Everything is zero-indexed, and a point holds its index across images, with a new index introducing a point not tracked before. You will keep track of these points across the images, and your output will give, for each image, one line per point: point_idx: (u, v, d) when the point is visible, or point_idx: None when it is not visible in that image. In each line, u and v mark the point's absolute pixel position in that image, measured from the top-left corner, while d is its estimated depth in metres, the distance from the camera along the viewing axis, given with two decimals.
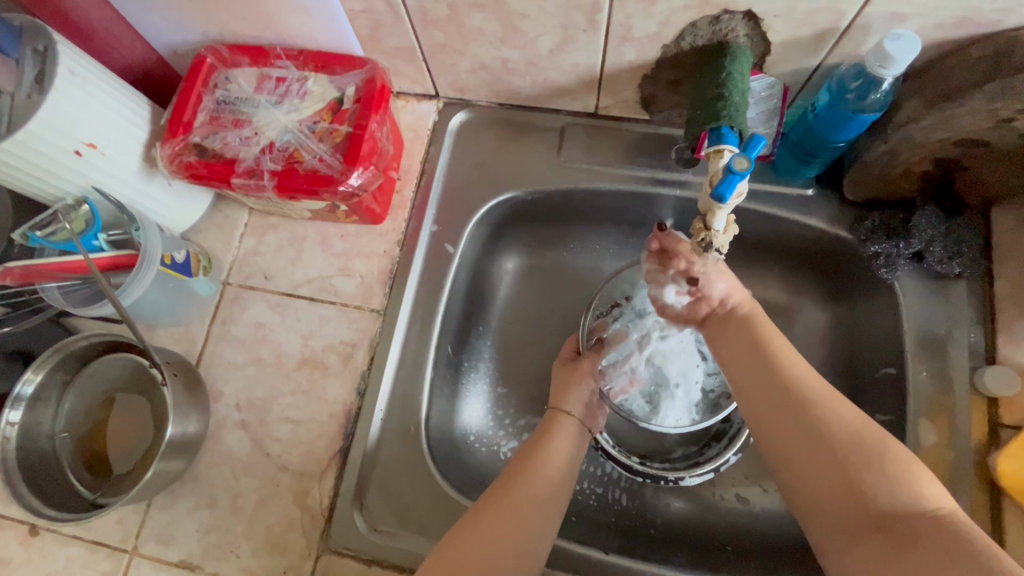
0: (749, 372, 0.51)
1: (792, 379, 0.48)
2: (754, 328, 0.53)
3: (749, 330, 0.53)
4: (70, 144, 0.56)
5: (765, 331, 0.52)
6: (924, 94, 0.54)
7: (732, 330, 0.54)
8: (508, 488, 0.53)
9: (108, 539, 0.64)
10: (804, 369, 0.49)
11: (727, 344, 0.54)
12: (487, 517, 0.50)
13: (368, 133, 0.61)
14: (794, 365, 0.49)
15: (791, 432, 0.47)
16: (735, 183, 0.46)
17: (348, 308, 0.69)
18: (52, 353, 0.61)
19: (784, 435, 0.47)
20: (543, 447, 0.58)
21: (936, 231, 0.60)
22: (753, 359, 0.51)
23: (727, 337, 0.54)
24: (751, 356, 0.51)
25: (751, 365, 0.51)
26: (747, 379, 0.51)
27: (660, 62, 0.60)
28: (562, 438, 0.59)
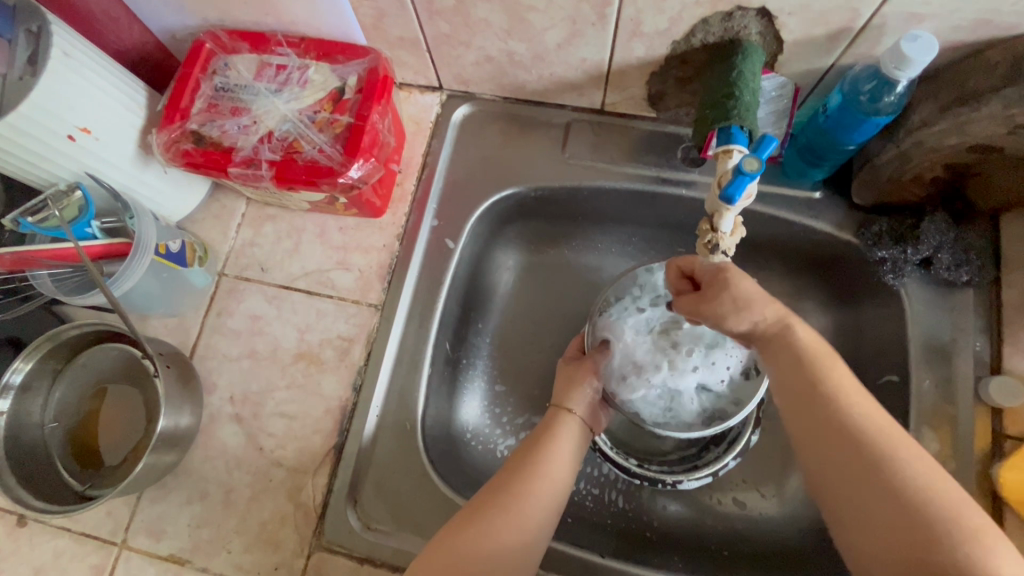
0: (797, 403, 0.46)
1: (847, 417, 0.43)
2: (804, 355, 0.46)
3: (797, 355, 0.47)
4: (63, 128, 0.55)
5: (818, 358, 0.46)
6: (938, 98, 0.52)
7: (779, 353, 0.48)
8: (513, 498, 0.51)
9: (97, 531, 0.63)
10: (863, 405, 0.44)
11: (774, 370, 0.48)
12: (490, 521, 0.49)
13: (369, 125, 0.60)
14: (844, 397, 0.44)
15: (837, 472, 0.43)
16: (745, 185, 0.45)
17: (345, 302, 0.68)
18: (42, 341, 0.60)
19: (829, 475, 0.43)
20: (545, 449, 0.56)
21: (945, 237, 0.59)
22: (803, 391, 0.46)
23: (771, 361, 0.48)
24: (800, 386, 0.46)
25: (798, 395, 0.46)
26: (794, 408, 0.46)
27: (669, 59, 0.59)
28: (565, 442, 0.57)
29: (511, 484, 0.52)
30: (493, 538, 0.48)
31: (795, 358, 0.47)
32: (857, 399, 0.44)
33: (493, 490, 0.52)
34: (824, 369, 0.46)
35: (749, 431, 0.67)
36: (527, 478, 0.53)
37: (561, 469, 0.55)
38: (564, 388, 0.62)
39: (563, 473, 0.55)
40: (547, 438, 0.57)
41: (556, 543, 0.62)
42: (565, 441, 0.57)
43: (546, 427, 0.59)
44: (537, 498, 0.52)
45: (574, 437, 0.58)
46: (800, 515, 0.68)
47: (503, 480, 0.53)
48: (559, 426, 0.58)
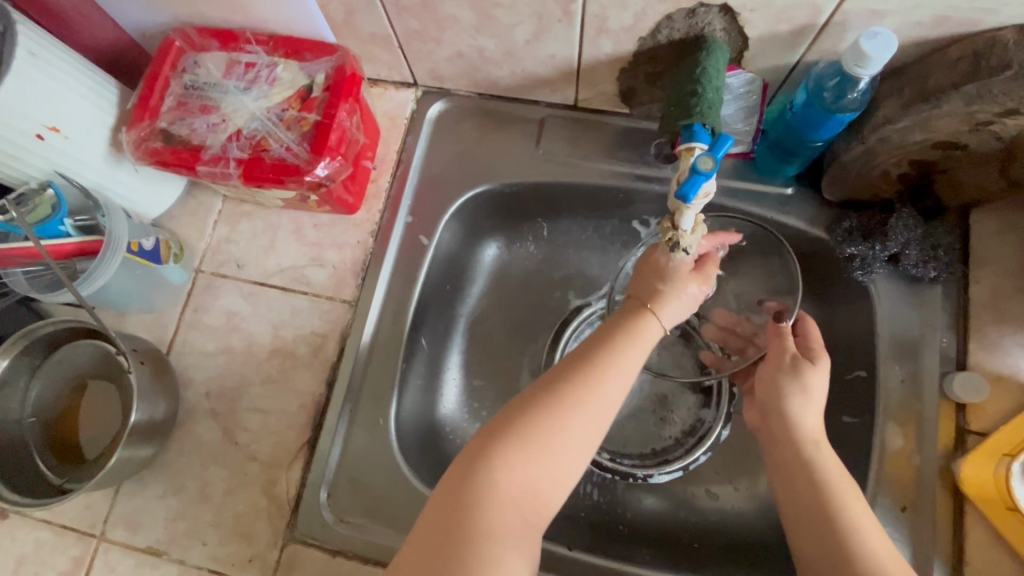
0: (803, 517, 0.51)
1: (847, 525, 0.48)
2: (815, 470, 0.52)
3: (807, 464, 0.52)
4: (32, 128, 0.55)
5: (828, 475, 0.51)
6: (901, 95, 0.53)
7: (791, 460, 0.53)
8: (599, 371, 0.49)
9: (76, 524, 0.64)
10: (851, 499, 0.50)
11: (785, 481, 0.53)
12: (592, 395, 0.48)
13: (336, 123, 0.60)
14: (836, 486, 0.50)
15: (820, 548, 0.49)
16: (699, 184, 0.46)
17: (320, 298, 0.69)
18: (17, 338, 0.60)
19: (811, 544, 0.49)
20: (622, 343, 0.51)
21: (913, 234, 0.59)
22: (796, 469, 0.53)
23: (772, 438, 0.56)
24: (812, 512, 0.50)
25: (805, 503, 0.51)
26: (789, 486, 0.53)
27: (638, 55, 0.59)
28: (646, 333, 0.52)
29: (580, 387, 0.48)
30: (558, 443, 0.46)
31: (806, 478, 0.52)
32: (845, 490, 0.50)
33: (582, 361, 0.50)
34: (818, 459, 0.52)
35: (719, 427, 0.72)
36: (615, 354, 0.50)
37: (631, 370, 0.50)
38: (657, 282, 0.55)
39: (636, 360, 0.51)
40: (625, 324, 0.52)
41: None
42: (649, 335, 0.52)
43: (628, 317, 0.53)
44: (621, 372, 0.50)
45: (662, 330, 0.53)
46: (772, 509, 0.68)
47: (586, 359, 0.50)
48: (641, 320, 0.52)
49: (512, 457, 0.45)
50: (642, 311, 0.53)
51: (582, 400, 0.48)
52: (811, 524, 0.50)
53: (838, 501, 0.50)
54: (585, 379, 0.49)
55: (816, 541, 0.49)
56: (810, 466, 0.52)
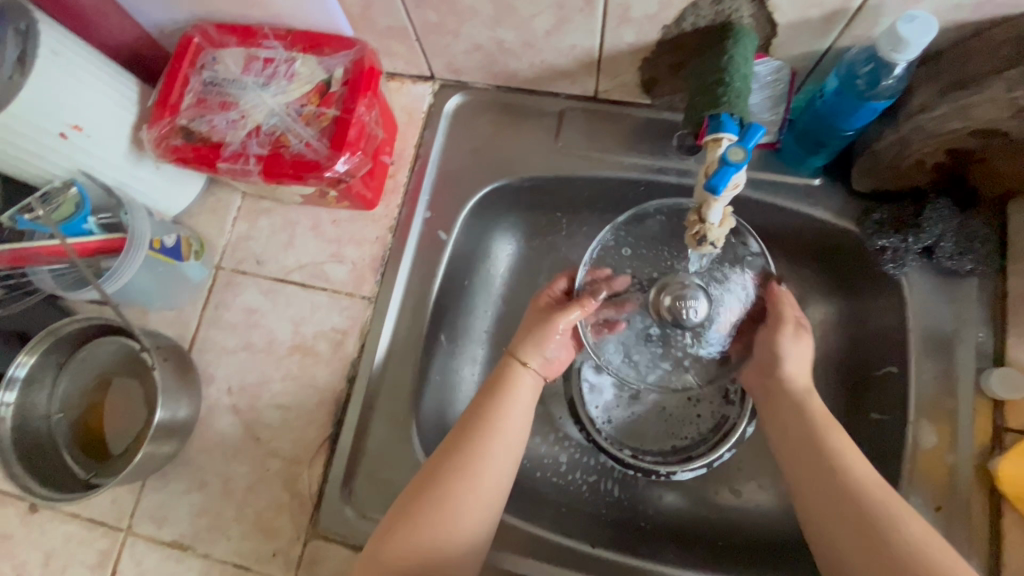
0: (797, 451, 0.53)
1: (840, 455, 0.50)
2: (809, 411, 0.55)
3: (800, 408, 0.56)
4: (55, 126, 0.55)
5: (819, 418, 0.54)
6: (939, 82, 0.51)
7: (785, 407, 0.56)
8: (477, 432, 0.54)
9: (103, 518, 0.65)
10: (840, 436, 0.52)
11: (779, 428, 0.56)
12: (474, 460, 0.52)
13: (356, 117, 0.59)
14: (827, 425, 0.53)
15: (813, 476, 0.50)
16: (730, 174, 0.45)
17: (339, 294, 0.69)
18: (44, 335, 0.61)
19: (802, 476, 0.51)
20: (492, 401, 0.56)
21: (948, 225, 0.57)
22: (791, 412, 0.56)
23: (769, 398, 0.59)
24: (806, 445, 0.52)
25: (797, 441, 0.53)
26: (781, 433, 0.55)
27: (661, 44, 0.58)
28: (519, 386, 0.58)
29: (465, 450, 0.53)
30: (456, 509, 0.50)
31: (799, 419, 0.55)
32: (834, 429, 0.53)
33: (464, 429, 0.55)
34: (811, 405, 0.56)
35: (744, 422, 0.69)
36: (492, 415, 0.55)
37: (513, 421, 0.55)
38: (524, 333, 0.61)
39: (514, 413, 0.56)
40: (499, 384, 0.58)
41: (549, 534, 0.62)
42: (522, 386, 0.58)
43: (497, 373, 0.59)
44: (500, 430, 0.54)
45: (532, 375, 0.59)
46: None
47: (467, 423, 0.55)
48: (511, 371, 0.59)
49: (412, 533, 0.48)
50: (506, 367, 0.59)
51: (466, 464, 0.52)
52: (803, 459, 0.52)
53: (826, 432, 0.52)
54: (466, 442, 0.53)
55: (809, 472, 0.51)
56: (804, 410, 0.55)
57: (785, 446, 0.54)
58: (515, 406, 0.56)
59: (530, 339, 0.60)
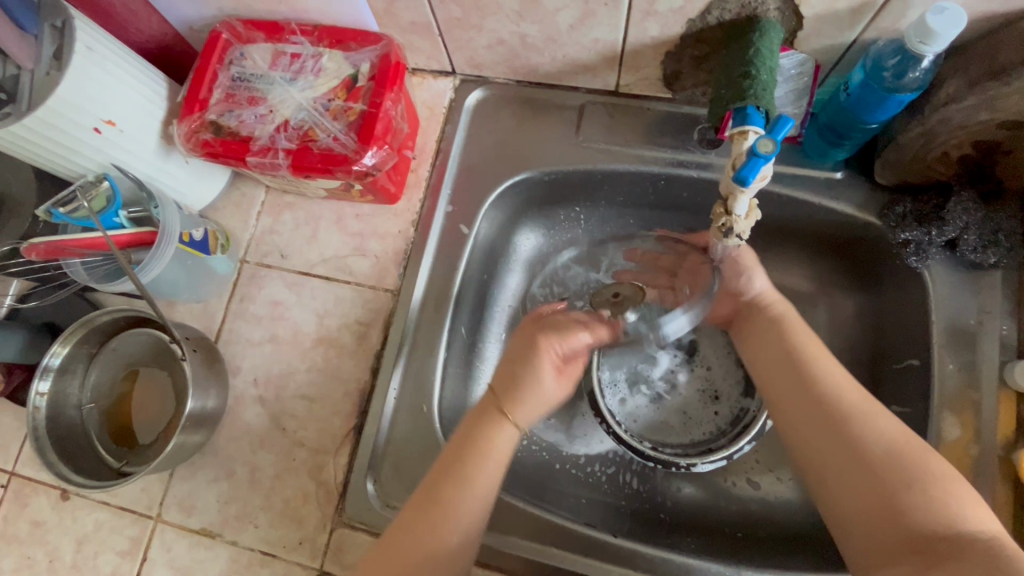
0: (772, 360, 0.55)
1: (810, 358, 0.53)
2: (787, 324, 0.56)
3: (772, 316, 0.57)
4: (89, 121, 0.57)
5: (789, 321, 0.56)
6: (967, 73, 0.51)
7: (764, 324, 0.57)
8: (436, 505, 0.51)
9: (133, 505, 0.67)
10: (808, 337, 0.55)
11: (752, 342, 0.58)
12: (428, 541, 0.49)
13: (382, 112, 0.60)
14: (797, 331, 0.55)
15: (784, 381, 0.53)
16: (759, 166, 0.45)
17: (363, 288, 0.70)
18: (76, 327, 0.63)
19: (777, 384, 0.53)
20: (462, 476, 0.52)
21: (973, 218, 0.56)
22: (765, 321, 0.57)
23: (740, 311, 0.60)
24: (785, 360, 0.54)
25: (774, 356, 0.55)
26: (754, 343, 0.57)
27: (684, 38, 0.58)
28: (496, 452, 0.54)
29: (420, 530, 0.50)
30: None
31: (774, 325, 0.56)
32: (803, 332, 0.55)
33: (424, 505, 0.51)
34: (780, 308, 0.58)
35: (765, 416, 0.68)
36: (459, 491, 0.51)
37: (481, 496, 0.52)
38: (513, 386, 0.56)
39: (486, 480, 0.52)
40: (472, 451, 0.53)
41: (568, 523, 0.63)
42: (500, 444, 0.54)
43: (475, 435, 0.54)
44: (466, 517, 0.51)
45: (514, 441, 0.55)
46: None
47: (428, 500, 0.51)
48: (492, 435, 0.54)
49: None
50: (489, 427, 0.54)
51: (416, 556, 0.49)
52: (778, 363, 0.54)
53: (799, 339, 0.54)
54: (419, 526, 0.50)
55: (782, 378, 0.53)
56: (776, 316, 0.57)
57: (761, 352, 0.56)
58: (485, 477, 0.53)
59: (523, 400, 0.56)
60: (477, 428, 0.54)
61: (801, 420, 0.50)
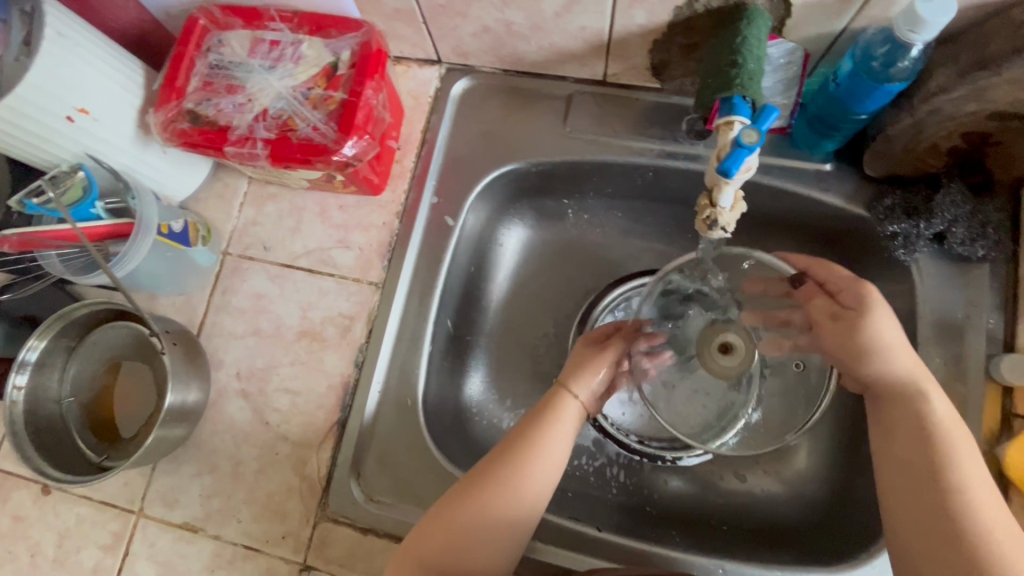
0: (905, 473, 0.47)
1: (961, 489, 0.44)
2: (932, 424, 0.47)
3: (925, 420, 0.47)
4: (61, 109, 0.55)
5: (945, 433, 0.47)
6: (957, 63, 0.50)
7: (897, 416, 0.49)
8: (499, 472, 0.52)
9: (116, 500, 0.66)
10: (968, 462, 0.45)
11: (886, 436, 0.49)
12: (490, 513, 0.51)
13: (363, 101, 0.59)
14: (959, 451, 0.46)
15: (917, 505, 0.45)
16: (743, 157, 0.44)
17: (346, 280, 0.69)
18: (54, 320, 0.62)
19: (905, 504, 0.46)
20: (528, 442, 0.54)
21: (961, 211, 0.56)
22: (915, 423, 0.48)
23: (881, 404, 0.50)
24: (918, 468, 0.46)
25: (909, 458, 0.47)
26: (891, 445, 0.48)
27: (672, 26, 0.57)
28: (562, 422, 0.55)
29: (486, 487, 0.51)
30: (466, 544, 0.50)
31: (921, 428, 0.47)
32: (964, 450, 0.46)
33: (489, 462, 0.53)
34: (936, 411, 0.48)
35: (748, 410, 0.69)
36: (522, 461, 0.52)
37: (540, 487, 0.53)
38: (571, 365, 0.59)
39: (537, 481, 0.52)
40: (541, 421, 0.55)
41: (554, 517, 0.63)
42: (566, 419, 0.56)
43: (543, 405, 0.56)
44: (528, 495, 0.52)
45: (577, 411, 0.57)
46: (804, 494, 0.67)
47: (496, 458, 0.53)
48: (559, 403, 0.56)
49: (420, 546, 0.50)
50: (555, 395, 0.57)
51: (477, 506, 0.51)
52: (913, 478, 0.46)
53: (955, 460, 0.45)
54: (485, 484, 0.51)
55: (916, 499, 0.45)
56: (927, 420, 0.47)
57: (895, 457, 0.48)
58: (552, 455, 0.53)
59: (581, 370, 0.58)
60: (544, 402, 0.56)
61: (925, 557, 0.44)
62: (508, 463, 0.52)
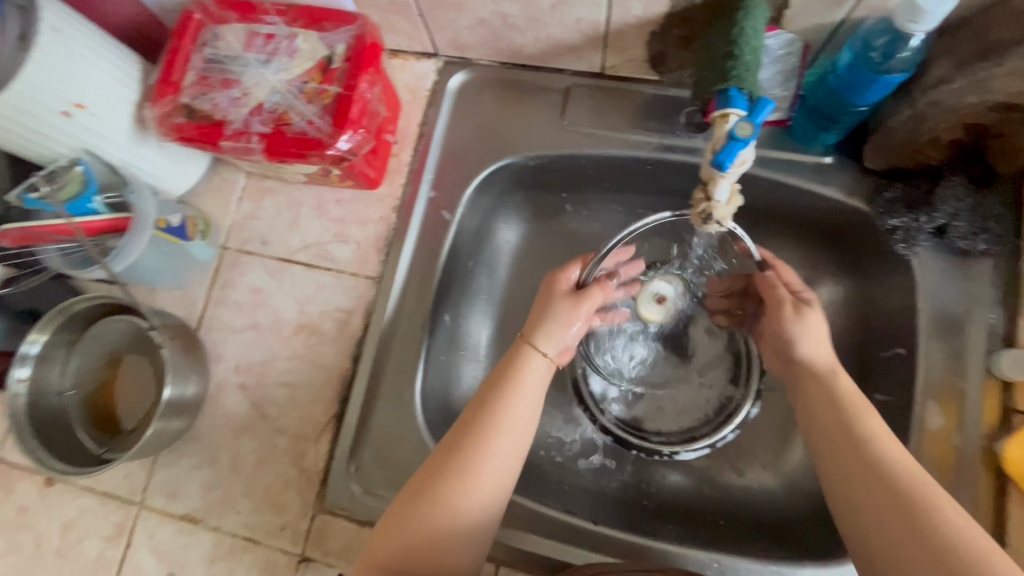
0: (835, 447, 0.48)
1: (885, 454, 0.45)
2: (841, 396, 0.50)
3: (834, 394, 0.50)
4: (57, 104, 0.56)
5: (855, 404, 0.49)
6: (957, 53, 0.49)
7: (814, 394, 0.51)
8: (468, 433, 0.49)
9: (117, 491, 0.67)
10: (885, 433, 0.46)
11: (809, 416, 0.51)
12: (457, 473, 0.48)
13: (357, 94, 0.59)
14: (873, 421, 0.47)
15: (851, 478, 0.45)
16: (737, 150, 0.44)
17: (344, 274, 0.69)
18: (54, 314, 0.62)
19: (843, 479, 0.46)
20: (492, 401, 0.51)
21: (963, 204, 0.55)
22: (828, 400, 0.50)
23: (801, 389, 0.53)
24: (837, 438, 0.48)
25: (830, 431, 0.49)
26: (815, 427, 0.50)
27: (669, 18, 0.56)
28: (525, 378, 0.53)
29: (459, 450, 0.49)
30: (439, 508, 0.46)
31: (832, 402, 0.50)
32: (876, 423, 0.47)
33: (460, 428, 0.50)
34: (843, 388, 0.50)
35: (749, 405, 0.68)
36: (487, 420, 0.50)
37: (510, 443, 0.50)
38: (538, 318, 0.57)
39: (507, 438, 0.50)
40: (506, 379, 0.53)
41: (552, 511, 0.63)
42: (530, 373, 0.53)
43: (507, 365, 0.54)
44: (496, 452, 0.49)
45: (544, 363, 0.54)
46: (800, 488, 0.67)
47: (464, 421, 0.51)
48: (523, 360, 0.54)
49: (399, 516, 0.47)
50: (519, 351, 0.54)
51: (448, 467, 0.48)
52: (842, 449, 0.47)
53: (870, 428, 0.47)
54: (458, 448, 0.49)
55: (849, 472, 0.46)
56: (839, 396, 0.50)
57: (821, 436, 0.49)
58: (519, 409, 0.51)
59: (545, 324, 0.55)
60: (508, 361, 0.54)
61: (873, 526, 0.43)
62: (461, 440, 0.49)
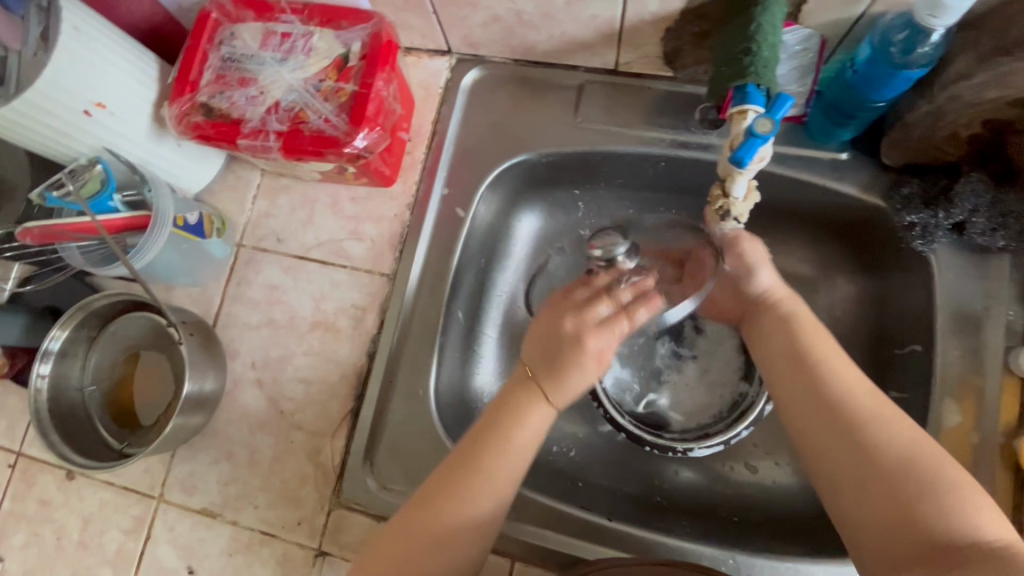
0: (789, 378, 0.50)
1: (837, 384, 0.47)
2: (795, 327, 0.52)
3: (787, 325, 0.52)
4: (79, 104, 0.56)
5: (807, 334, 0.51)
6: (977, 47, 0.48)
7: (770, 328, 0.53)
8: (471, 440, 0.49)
9: (137, 485, 0.68)
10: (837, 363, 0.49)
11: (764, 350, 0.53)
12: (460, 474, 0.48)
13: (373, 92, 0.59)
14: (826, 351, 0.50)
15: (807, 409, 0.48)
16: (756, 147, 0.44)
17: (358, 271, 0.69)
18: (75, 311, 0.63)
19: (799, 410, 0.48)
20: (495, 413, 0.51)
21: (982, 201, 0.53)
22: (782, 334, 0.52)
23: (756, 327, 0.55)
24: (792, 367, 0.50)
25: (783, 361, 0.51)
26: (771, 360, 0.52)
27: (684, 14, 0.56)
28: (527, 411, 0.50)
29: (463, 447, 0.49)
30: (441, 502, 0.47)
31: (786, 333, 0.52)
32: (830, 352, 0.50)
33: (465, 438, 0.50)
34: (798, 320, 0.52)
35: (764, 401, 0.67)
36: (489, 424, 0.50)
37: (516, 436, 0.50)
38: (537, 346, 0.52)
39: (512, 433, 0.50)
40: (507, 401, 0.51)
41: (571, 509, 0.63)
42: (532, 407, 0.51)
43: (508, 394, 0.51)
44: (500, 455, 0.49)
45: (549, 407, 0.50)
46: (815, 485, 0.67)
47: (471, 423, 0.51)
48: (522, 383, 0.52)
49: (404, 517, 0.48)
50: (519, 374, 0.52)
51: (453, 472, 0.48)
52: (797, 378, 0.49)
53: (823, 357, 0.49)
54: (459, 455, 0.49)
55: (804, 403, 0.48)
56: (793, 329, 0.52)
57: (777, 366, 0.51)
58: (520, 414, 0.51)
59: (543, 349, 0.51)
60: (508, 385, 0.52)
61: (831, 457, 0.45)
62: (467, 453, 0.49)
